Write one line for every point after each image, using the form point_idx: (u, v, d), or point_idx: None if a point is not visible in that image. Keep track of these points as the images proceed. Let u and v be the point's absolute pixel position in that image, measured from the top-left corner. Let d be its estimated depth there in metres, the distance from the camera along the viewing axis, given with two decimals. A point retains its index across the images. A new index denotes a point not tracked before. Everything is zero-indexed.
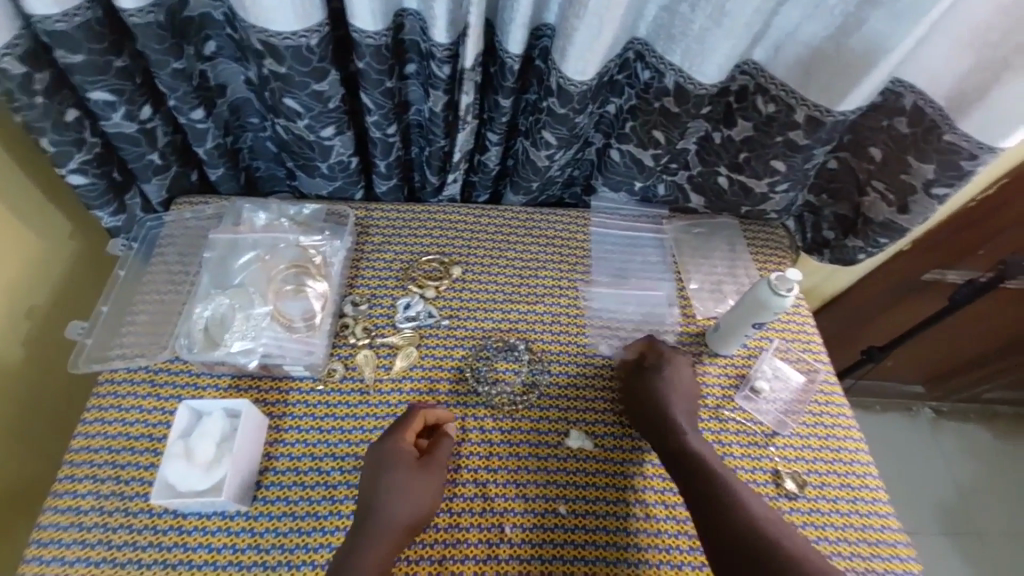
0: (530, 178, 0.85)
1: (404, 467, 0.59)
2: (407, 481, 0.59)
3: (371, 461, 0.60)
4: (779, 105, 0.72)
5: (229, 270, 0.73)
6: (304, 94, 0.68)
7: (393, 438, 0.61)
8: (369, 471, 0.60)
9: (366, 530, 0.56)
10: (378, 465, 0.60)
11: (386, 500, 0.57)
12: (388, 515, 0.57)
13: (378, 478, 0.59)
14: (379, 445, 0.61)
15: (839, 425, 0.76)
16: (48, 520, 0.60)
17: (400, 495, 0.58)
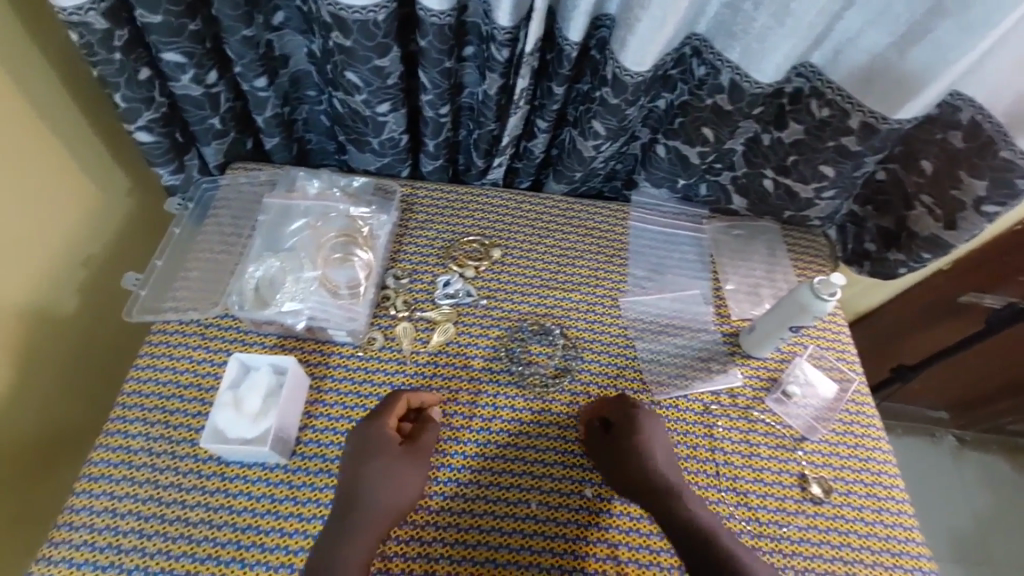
0: (574, 168, 0.86)
1: (394, 457, 0.60)
2: (392, 468, 0.60)
3: (356, 449, 0.61)
4: (833, 109, 0.72)
5: (280, 234, 0.75)
6: (365, 69, 0.69)
7: (379, 424, 0.62)
8: (354, 459, 0.60)
9: (357, 521, 0.57)
10: (365, 455, 0.60)
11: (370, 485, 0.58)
12: (376, 503, 0.58)
13: (366, 468, 0.59)
14: (364, 432, 0.62)
15: (869, 436, 0.75)
16: (100, 456, 0.62)
17: (388, 486, 0.59)
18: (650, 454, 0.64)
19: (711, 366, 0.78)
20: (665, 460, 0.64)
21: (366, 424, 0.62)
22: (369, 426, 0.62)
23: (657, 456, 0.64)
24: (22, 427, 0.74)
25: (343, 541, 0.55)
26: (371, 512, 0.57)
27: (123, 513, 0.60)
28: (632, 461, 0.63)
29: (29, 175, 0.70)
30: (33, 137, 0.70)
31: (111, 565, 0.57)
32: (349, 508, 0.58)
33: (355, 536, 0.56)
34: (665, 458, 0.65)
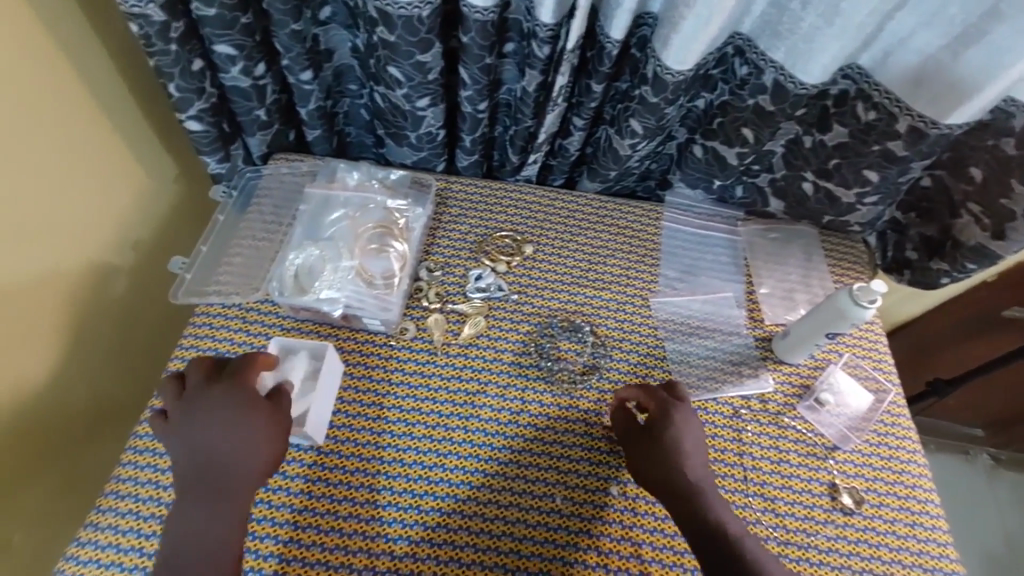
0: (609, 166, 0.85)
1: (244, 417, 0.57)
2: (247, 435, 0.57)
3: (202, 415, 0.57)
4: (880, 112, 0.70)
5: (319, 224, 0.77)
6: (407, 63, 0.70)
7: (228, 382, 0.59)
8: (202, 427, 0.57)
9: (214, 490, 0.55)
10: (211, 420, 0.57)
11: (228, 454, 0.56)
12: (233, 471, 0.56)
13: (209, 434, 0.56)
14: (212, 396, 0.58)
15: (904, 448, 0.74)
16: (145, 430, 0.65)
17: (232, 451, 0.56)
18: (680, 453, 0.62)
19: (742, 370, 0.77)
20: (698, 460, 0.62)
21: (213, 386, 0.59)
22: (214, 387, 0.59)
23: (689, 456, 0.61)
24: (73, 399, 0.78)
25: (204, 513, 0.54)
26: (230, 481, 0.55)
27: (166, 485, 0.62)
28: (661, 460, 0.62)
29: (86, 159, 0.74)
30: (92, 123, 0.74)
31: (154, 534, 0.60)
32: (203, 480, 0.55)
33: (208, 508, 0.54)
34: (699, 458, 0.62)
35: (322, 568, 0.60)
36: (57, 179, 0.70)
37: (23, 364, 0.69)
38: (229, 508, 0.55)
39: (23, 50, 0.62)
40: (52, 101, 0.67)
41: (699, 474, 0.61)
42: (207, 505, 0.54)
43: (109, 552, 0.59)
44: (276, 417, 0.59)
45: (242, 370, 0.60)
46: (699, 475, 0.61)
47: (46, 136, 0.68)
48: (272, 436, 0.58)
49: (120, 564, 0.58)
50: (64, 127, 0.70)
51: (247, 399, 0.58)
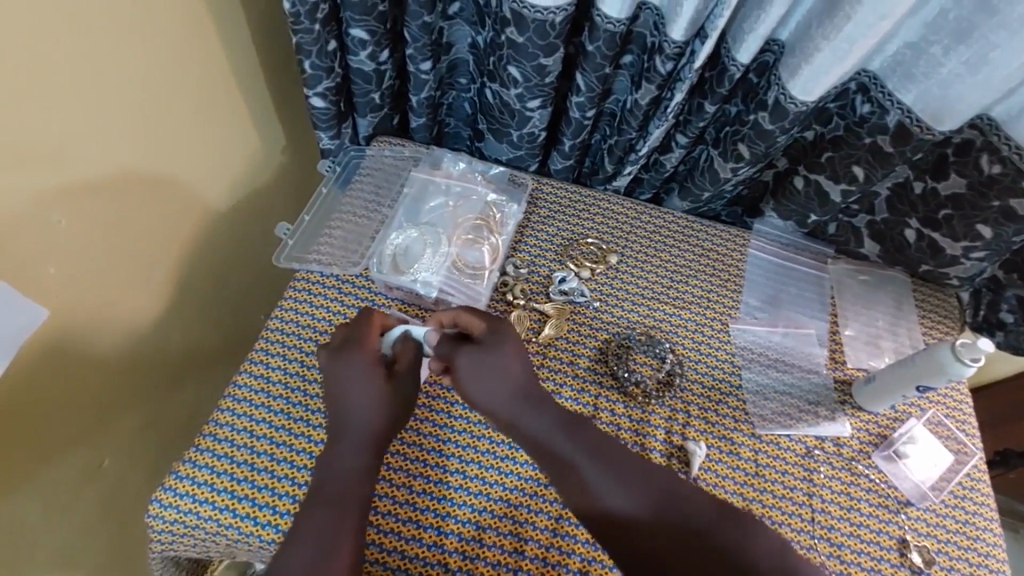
0: (704, 187, 0.85)
1: (368, 375, 0.62)
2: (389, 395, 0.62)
3: (349, 373, 0.62)
4: (1007, 167, 0.67)
5: (420, 209, 0.81)
6: (528, 65, 0.73)
7: (354, 347, 0.64)
8: (333, 386, 0.62)
9: (342, 441, 0.60)
10: (339, 379, 0.62)
11: (370, 410, 0.61)
12: (374, 424, 0.61)
13: (361, 391, 0.61)
14: (335, 359, 0.63)
15: (981, 515, 0.71)
16: (244, 381, 0.69)
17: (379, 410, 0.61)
18: (485, 373, 0.62)
19: (818, 411, 0.76)
20: (515, 375, 0.63)
21: (335, 351, 0.64)
22: (337, 351, 0.64)
23: (504, 399, 0.62)
24: (169, 343, 0.84)
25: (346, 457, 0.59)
26: (366, 432, 0.61)
27: (260, 436, 0.66)
28: (467, 383, 0.63)
29: (217, 121, 0.80)
30: (228, 87, 0.79)
31: (245, 479, 0.64)
32: (339, 433, 0.61)
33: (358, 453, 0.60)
34: (511, 372, 0.63)
35: (395, 537, 0.63)
36: (191, 136, 0.76)
37: (134, 302, 0.76)
38: (353, 459, 0.60)
39: (187, 15, 0.68)
40: (200, 64, 0.73)
41: (513, 389, 0.62)
42: (342, 454, 0.60)
43: (203, 489, 0.63)
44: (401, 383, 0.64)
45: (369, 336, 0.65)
46: (515, 393, 0.62)
47: (190, 96, 0.73)
48: (394, 399, 0.63)
49: (213, 503, 0.62)
50: (205, 89, 0.75)
51: (374, 361, 0.63)
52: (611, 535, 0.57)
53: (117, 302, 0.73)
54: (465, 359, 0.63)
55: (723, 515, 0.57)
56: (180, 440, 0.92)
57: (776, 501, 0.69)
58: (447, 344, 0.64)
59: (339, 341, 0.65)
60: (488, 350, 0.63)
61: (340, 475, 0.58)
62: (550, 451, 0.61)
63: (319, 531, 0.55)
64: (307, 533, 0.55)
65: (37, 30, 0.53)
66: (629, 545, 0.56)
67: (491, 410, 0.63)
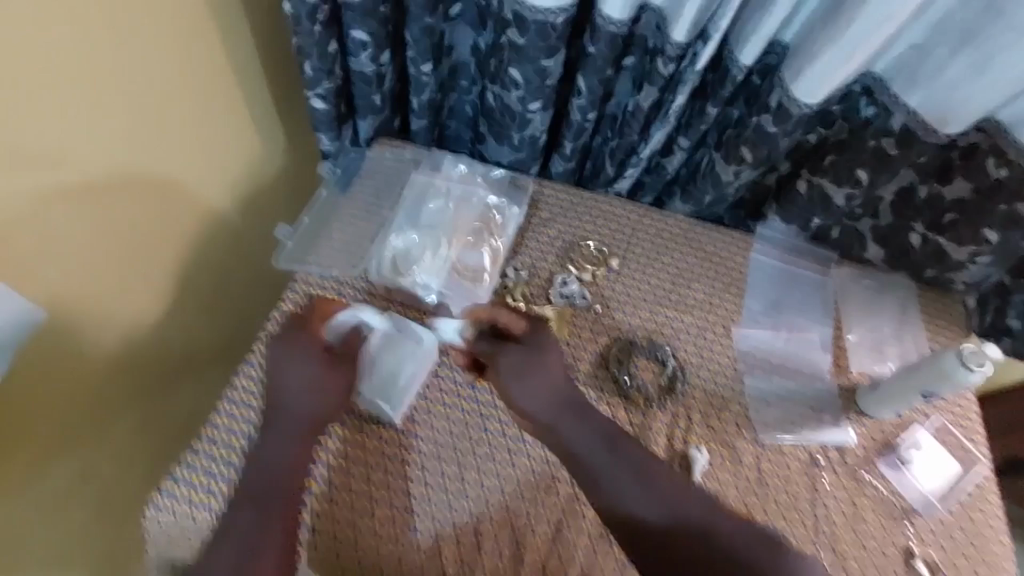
0: (706, 190, 0.84)
1: (299, 374, 0.63)
2: (324, 383, 0.64)
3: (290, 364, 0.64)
4: (1013, 170, 0.66)
5: (420, 210, 0.80)
6: (529, 67, 0.73)
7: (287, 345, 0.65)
8: (275, 375, 0.64)
9: (268, 438, 0.61)
10: (274, 377, 0.64)
11: (301, 397, 0.62)
12: (299, 413, 0.62)
13: (293, 379, 0.63)
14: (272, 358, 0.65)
15: (989, 526, 0.70)
16: (241, 384, 0.69)
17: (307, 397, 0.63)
18: (528, 380, 0.64)
19: (822, 418, 0.74)
20: (555, 381, 0.65)
21: (273, 350, 0.65)
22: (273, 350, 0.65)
23: (541, 403, 0.64)
24: (167, 345, 0.84)
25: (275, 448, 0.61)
26: (293, 422, 0.62)
27: (256, 439, 0.66)
28: (506, 390, 0.65)
29: (218, 124, 0.80)
30: (229, 89, 0.79)
31: (240, 483, 0.63)
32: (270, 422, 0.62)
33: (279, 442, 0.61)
34: (553, 379, 0.65)
35: (392, 542, 0.62)
36: (191, 137, 0.76)
37: (132, 304, 0.75)
38: (279, 451, 0.61)
39: (187, 16, 0.68)
40: (201, 66, 0.73)
41: (553, 397, 0.64)
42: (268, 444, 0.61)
43: (200, 492, 0.63)
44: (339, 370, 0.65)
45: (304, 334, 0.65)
46: (553, 402, 0.64)
47: (191, 97, 0.73)
48: (325, 386, 0.64)
49: (209, 506, 0.62)
50: (206, 91, 0.75)
51: (305, 359, 0.64)
52: (629, 538, 0.60)
53: (114, 304, 0.72)
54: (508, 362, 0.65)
55: (762, 543, 0.59)
56: (178, 442, 0.92)
57: (778, 509, 0.68)
58: (489, 345, 0.67)
59: (280, 339, 0.66)
60: (535, 359, 0.66)
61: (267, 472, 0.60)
62: (577, 454, 0.63)
63: (244, 531, 0.57)
64: (237, 534, 0.57)
65: (36, 29, 0.52)
66: (637, 544, 0.60)
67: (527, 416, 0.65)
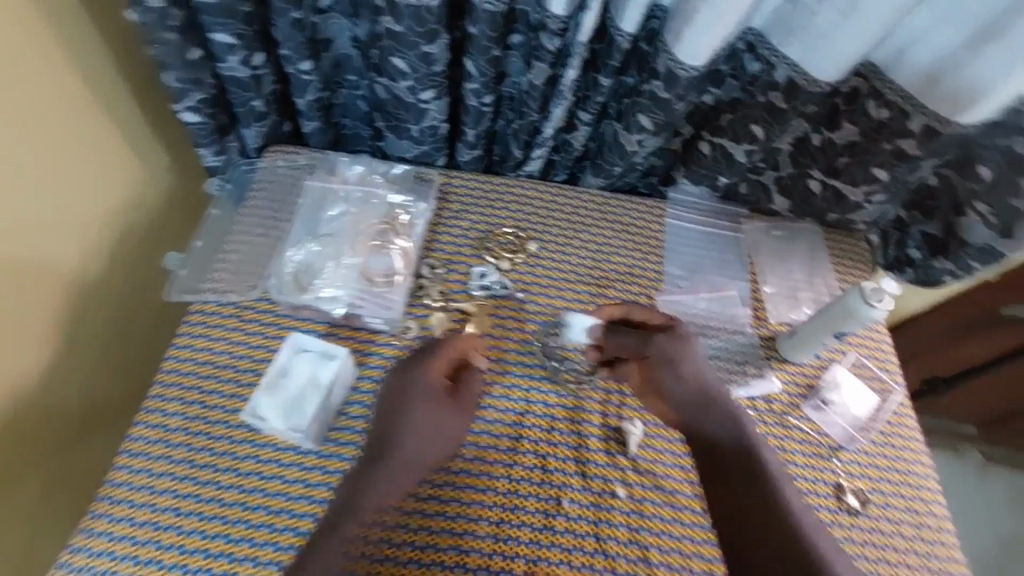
0: (614, 162, 0.84)
1: (417, 419, 0.59)
2: (432, 417, 0.60)
3: (402, 388, 0.61)
4: (893, 110, 0.69)
5: (318, 219, 0.76)
6: (412, 54, 0.69)
7: (426, 401, 0.60)
8: (388, 399, 0.61)
9: (377, 474, 0.58)
10: (400, 418, 0.59)
11: (408, 430, 0.59)
12: (410, 454, 0.59)
13: (414, 415, 0.59)
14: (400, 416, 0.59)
15: (909, 449, 0.74)
16: (139, 433, 0.63)
17: (420, 434, 0.59)
18: (675, 367, 0.63)
19: (747, 370, 0.77)
20: (700, 371, 0.63)
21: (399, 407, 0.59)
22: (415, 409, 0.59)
23: (688, 388, 0.63)
24: (64, 399, 0.77)
25: (374, 482, 0.57)
26: (402, 461, 0.58)
27: (161, 491, 0.61)
28: (662, 375, 0.64)
29: (82, 153, 0.71)
30: (88, 114, 0.71)
31: (150, 540, 0.58)
32: (377, 452, 0.59)
33: (384, 481, 0.58)
34: (698, 370, 0.63)
35: None
36: (52, 171, 0.67)
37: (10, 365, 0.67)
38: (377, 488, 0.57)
39: (26, 39, 0.60)
40: (48, 92, 0.64)
41: (690, 379, 0.63)
42: (366, 475, 0.58)
43: (102, 559, 0.58)
44: (451, 410, 0.62)
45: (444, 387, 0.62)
46: (703, 389, 0.63)
47: (45, 125, 0.65)
48: (438, 427, 0.60)
49: (115, 572, 0.57)
50: (61, 117, 0.67)
51: (456, 413, 0.62)
52: (723, 502, 0.58)
53: None
54: (677, 351, 0.63)
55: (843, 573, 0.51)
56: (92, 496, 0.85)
57: None
58: (636, 338, 0.66)
59: (431, 405, 0.60)
60: (688, 356, 0.64)
61: (379, 505, 0.57)
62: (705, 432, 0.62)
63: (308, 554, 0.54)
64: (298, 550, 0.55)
65: None
66: (727, 514, 0.57)
67: (699, 407, 0.63)
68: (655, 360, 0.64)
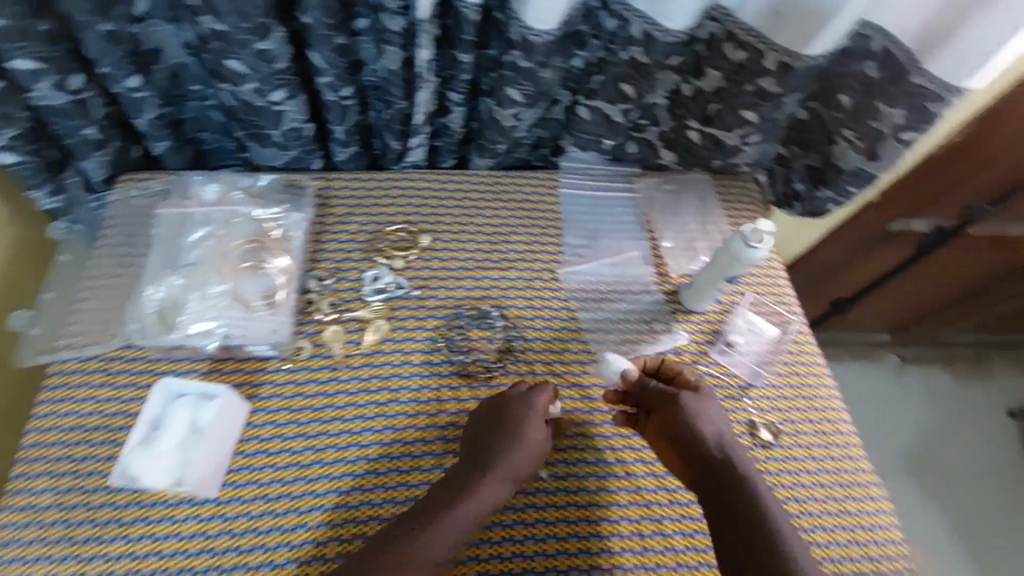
0: (496, 140, 0.81)
1: (529, 437, 0.61)
2: (535, 441, 0.62)
3: (503, 412, 0.63)
4: (748, 50, 0.70)
5: (180, 248, 0.70)
6: (247, 54, 0.64)
7: (539, 426, 0.63)
8: (482, 427, 0.63)
9: (468, 495, 0.58)
10: (500, 440, 0.61)
11: (514, 449, 0.60)
12: (506, 471, 0.60)
13: (525, 436, 0.61)
14: (493, 449, 0.60)
15: (813, 374, 0.77)
16: (5, 519, 0.57)
17: (519, 456, 0.61)
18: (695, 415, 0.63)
19: (655, 327, 0.77)
20: (718, 424, 0.64)
21: (522, 434, 0.61)
22: (521, 435, 0.61)
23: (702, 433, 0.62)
24: None
25: (460, 503, 0.58)
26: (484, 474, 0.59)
27: None
28: (681, 432, 0.63)
29: None
30: None
31: None
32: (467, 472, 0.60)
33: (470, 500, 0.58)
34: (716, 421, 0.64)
35: None
36: None
37: None
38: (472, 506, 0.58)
39: None
40: None
41: (713, 438, 0.62)
42: (459, 494, 0.58)
43: None
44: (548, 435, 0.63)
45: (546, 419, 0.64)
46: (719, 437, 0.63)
47: None
48: (535, 449, 0.62)
49: None
50: None
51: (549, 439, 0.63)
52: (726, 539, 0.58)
53: None
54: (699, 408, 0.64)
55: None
56: None
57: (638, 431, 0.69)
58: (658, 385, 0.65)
59: (543, 435, 0.63)
60: (703, 411, 0.64)
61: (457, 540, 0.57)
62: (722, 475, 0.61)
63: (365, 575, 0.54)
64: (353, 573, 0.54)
65: None
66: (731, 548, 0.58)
67: (715, 459, 0.62)
68: (680, 421, 0.63)
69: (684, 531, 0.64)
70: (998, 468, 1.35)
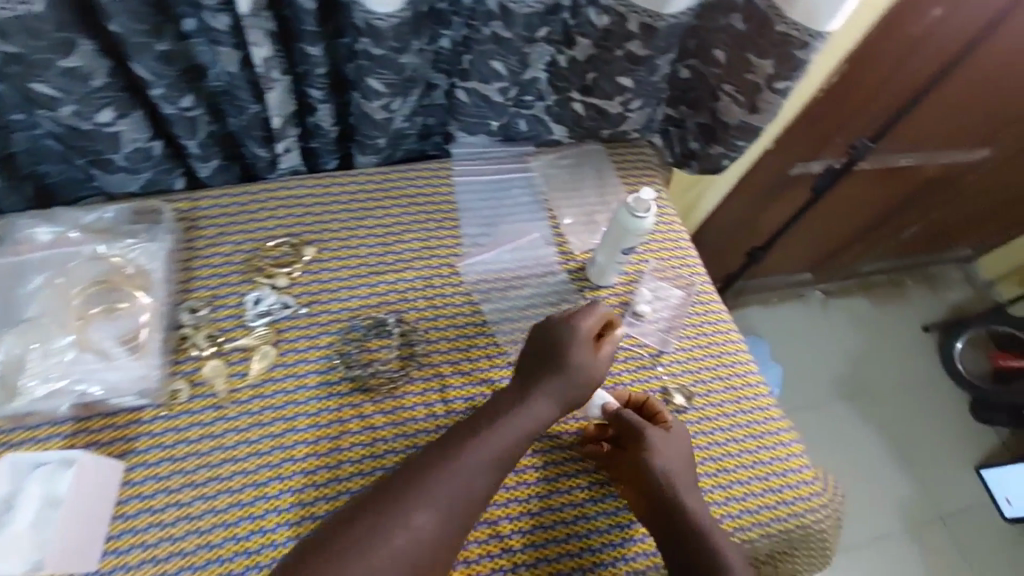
0: (373, 135, 0.77)
1: (576, 358, 0.60)
2: (582, 362, 0.60)
3: (551, 334, 0.61)
4: (612, 15, 0.68)
5: (16, 302, 0.64)
6: (53, 74, 0.56)
7: (586, 351, 0.61)
8: (535, 350, 0.62)
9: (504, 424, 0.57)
10: (550, 361, 0.60)
11: (558, 368, 0.60)
12: (547, 395, 0.59)
13: (572, 356, 0.60)
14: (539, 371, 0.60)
15: (720, 332, 0.78)
16: None
17: (561, 380, 0.59)
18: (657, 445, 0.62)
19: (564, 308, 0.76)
20: (682, 459, 0.63)
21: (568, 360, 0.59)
22: (567, 361, 0.60)
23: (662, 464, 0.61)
24: None
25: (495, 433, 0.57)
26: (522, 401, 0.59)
27: None
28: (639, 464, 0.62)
29: None
30: None
31: None
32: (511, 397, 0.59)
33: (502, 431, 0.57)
34: (681, 456, 0.63)
35: None
36: None
37: None
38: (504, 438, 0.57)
39: None
40: None
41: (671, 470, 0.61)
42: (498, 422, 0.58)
43: None
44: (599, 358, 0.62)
45: (595, 343, 0.62)
46: (682, 471, 0.62)
47: None
48: (585, 370, 0.60)
49: None
50: None
51: (601, 361, 0.62)
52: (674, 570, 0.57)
53: None
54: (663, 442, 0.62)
55: None
56: None
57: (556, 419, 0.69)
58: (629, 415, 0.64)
59: (592, 359, 0.61)
60: (667, 447, 0.62)
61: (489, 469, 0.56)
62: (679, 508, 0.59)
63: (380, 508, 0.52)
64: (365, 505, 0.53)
65: None
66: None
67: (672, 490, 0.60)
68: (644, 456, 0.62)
69: (606, 511, 0.65)
70: (916, 384, 1.45)
